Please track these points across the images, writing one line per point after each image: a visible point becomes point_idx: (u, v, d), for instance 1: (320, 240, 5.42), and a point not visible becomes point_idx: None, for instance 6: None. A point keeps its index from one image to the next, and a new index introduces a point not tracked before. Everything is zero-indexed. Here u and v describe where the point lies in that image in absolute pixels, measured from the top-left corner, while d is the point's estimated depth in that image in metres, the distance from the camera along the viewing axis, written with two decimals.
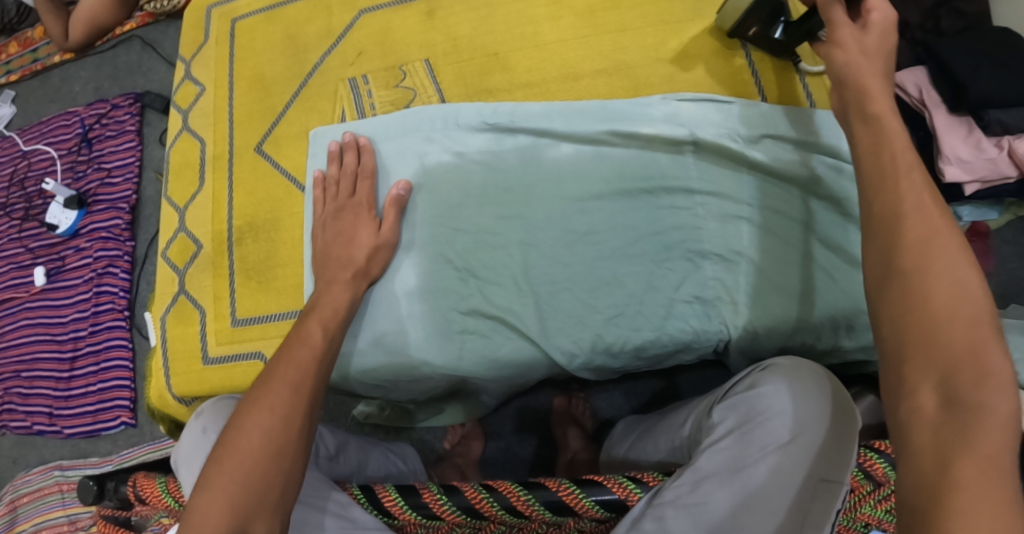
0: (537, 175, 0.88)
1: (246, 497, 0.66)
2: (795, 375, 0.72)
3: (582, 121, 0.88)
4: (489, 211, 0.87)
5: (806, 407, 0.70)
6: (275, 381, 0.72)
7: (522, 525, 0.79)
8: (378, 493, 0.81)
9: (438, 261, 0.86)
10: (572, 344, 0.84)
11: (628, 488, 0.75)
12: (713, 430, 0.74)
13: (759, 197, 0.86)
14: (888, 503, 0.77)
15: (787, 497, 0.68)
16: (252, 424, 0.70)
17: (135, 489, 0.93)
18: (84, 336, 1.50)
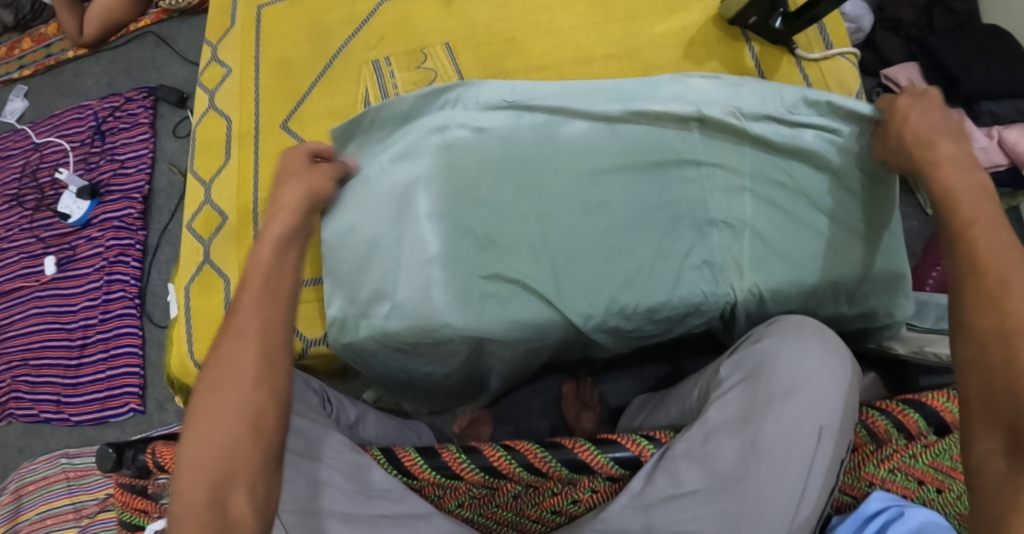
0: (551, 152, 0.92)
1: (220, 464, 0.70)
2: (801, 330, 0.74)
3: (591, 106, 0.92)
4: (499, 184, 0.90)
5: (808, 358, 0.72)
6: (233, 350, 0.75)
7: (539, 483, 0.81)
8: (398, 455, 0.83)
9: (448, 234, 0.89)
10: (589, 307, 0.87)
11: (641, 444, 0.78)
12: (721, 386, 0.76)
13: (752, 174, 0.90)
14: (890, 463, 0.80)
15: (790, 446, 0.69)
16: (223, 396, 0.73)
17: (154, 456, 0.94)
18: (94, 324, 1.52)
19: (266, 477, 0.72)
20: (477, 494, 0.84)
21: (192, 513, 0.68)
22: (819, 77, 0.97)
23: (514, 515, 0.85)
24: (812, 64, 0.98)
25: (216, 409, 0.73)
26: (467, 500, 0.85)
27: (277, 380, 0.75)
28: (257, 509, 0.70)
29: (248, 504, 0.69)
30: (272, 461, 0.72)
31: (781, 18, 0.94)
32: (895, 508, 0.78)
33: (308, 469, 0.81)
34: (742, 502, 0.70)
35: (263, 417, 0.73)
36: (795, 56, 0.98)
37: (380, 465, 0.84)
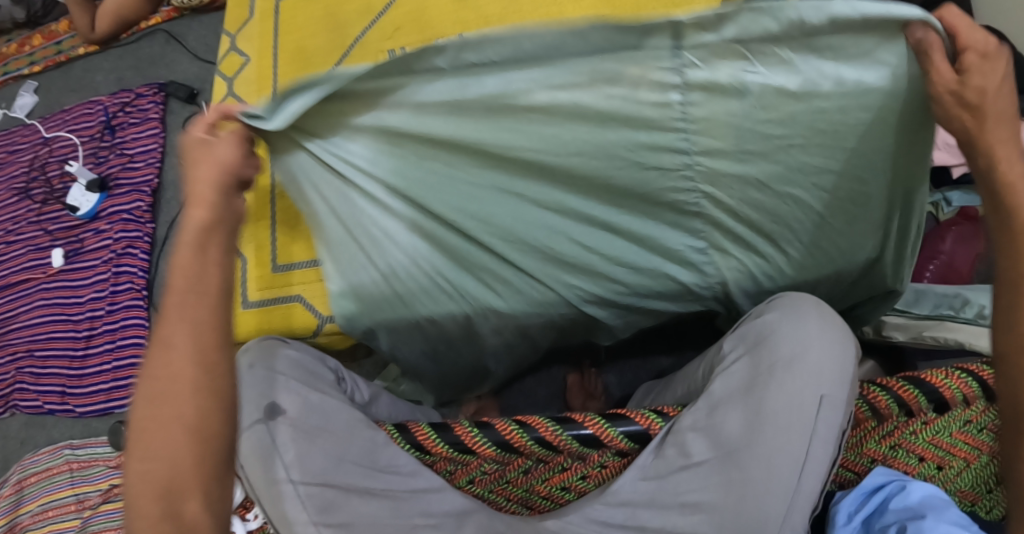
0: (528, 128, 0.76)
1: (174, 473, 0.65)
2: (802, 303, 0.76)
3: (561, 68, 0.71)
4: (480, 173, 0.79)
5: (807, 329, 0.74)
6: (171, 348, 0.67)
7: (549, 458, 0.83)
8: (413, 431, 0.86)
9: (432, 233, 0.84)
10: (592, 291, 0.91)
11: (650, 419, 0.81)
12: (726, 359, 0.79)
13: (773, 144, 0.78)
14: (892, 439, 0.82)
15: (790, 416, 0.71)
16: (168, 402, 0.66)
17: None
18: (101, 315, 1.53)
19: (218, 476, 0.68)
20: (488, 470, 0.85)
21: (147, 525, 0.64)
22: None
23: (524, 492, 0.86)
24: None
25: (147, 418, 0.66)
26: (479, 476, 0.86)
27: (218, 372, 0.68)
28: (209, 512, 0.66)
29: (202, 506, 0.66)
30: (224, 457, 0.68)
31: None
32: (897, 483, 0.80)
33: (325, 444, 0.81)
34: (746, 470, 0.71)
35: (207, 413, 0.67)
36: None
37: (395, 441, 0.86)
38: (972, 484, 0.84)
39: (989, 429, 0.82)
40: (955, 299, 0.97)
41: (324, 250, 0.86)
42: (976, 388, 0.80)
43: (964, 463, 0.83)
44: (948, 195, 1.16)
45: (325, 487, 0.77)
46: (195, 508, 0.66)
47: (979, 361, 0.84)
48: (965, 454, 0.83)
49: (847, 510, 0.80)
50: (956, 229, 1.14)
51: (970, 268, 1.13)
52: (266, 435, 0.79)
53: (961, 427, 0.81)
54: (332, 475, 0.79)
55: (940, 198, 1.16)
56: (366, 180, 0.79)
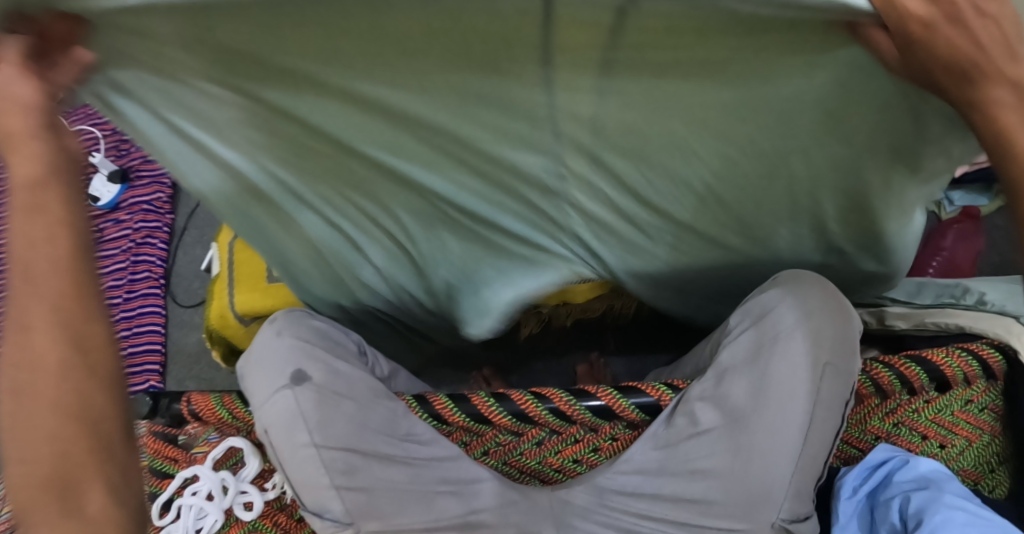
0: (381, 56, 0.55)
1: (53, 466, 0.54)
2: (805, 274, 0.78)
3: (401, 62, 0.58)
4: (336, 116, 0.65)
5: (809, 300, 0.76)
6: (31, 330, 0.55)
7: (563, 429, 0.86)
8: (432, 402, 0.86)
9: (296, 169, 0.74)
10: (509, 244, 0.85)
11: (660, 389, 0.83)
12: (731, 332, 0.81)
13: (655, 97, 0.60)
14: (895, 417, 0.85)
15: (796, 384, 0.73)
16: (29, 386, 0.55)
17: (189, 405, 0.97)
18: (117, 303, 1.56)
19: (125, 466, 0.58)
20: (502, 441, 0.87)
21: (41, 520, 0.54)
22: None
23: (537, 464, 0.87)
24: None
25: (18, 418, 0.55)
26: (493, 448, 0.87)
27: (98, 350, 0.57)
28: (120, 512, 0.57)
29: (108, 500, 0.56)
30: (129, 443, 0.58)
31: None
32: (899, 459, 0.82)
33: (350, 410, 0.80)
34: (754, 434, 0.74)
35: (94, 397, 0.57)
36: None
37: (414, 412, 0.86)
38: (975, 464, 0.86)
39: (989, 408, 0.86)
40: (955, 289, 1.01)
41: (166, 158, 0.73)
42: (977, 367, 0.84)
43: (966, 442, 0.85)
44: (951, 195, 1.20)
45: (350, 454, 0.78)
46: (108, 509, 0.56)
47: (982, 342, 0.87)
48: (966, 433, 0.85)
49: (851, 484, 0.82)
50: (958, 227, 1.18)
51: (971, 265, 1.16)
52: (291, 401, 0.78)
53: (962, 405, 0.85)
54: (357, 441, 0.79)
55: (942, 197, 1.20)
56: (223, 116, 0.67)
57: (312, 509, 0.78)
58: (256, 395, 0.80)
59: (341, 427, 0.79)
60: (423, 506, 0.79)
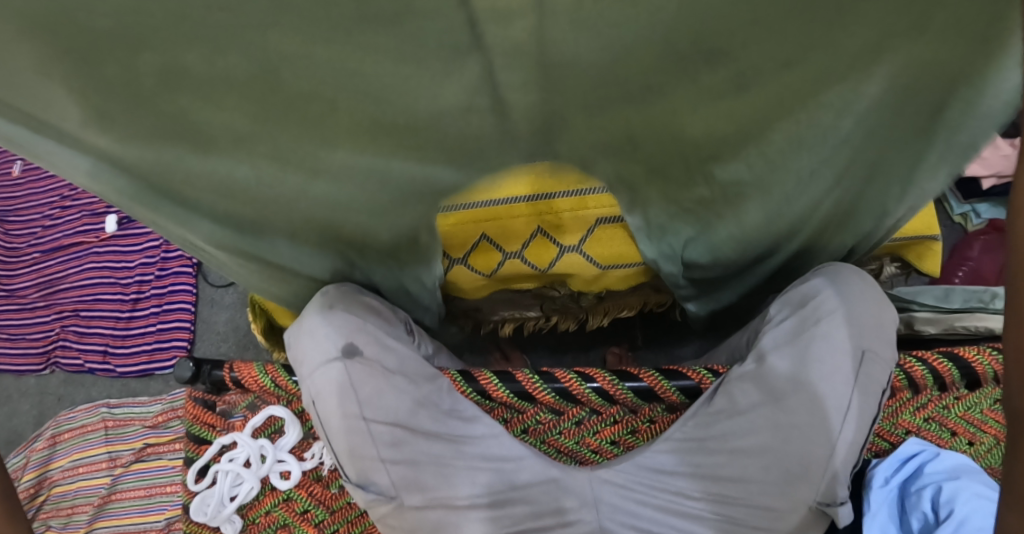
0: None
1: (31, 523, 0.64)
2: (844, 264, 0.80)
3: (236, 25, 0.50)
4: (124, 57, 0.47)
5: (848, 287, 0.77)
6: None
7: (603, 409, 0.88)
8: (478, 379, 0.88)
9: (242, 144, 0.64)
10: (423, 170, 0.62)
11: (702, 373, 0.86)
12: (772, 320, 0.82)
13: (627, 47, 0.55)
14: (925, 412, 0.88)
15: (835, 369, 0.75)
16: None
17: (232, 373, 0.96)
18: (149, 280, 1.60)
19: None
20: (543, 420, 0.90)
21: None
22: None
23: (575, 445, 0.89)
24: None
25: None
26: (532, 426, 0.89)
27: None
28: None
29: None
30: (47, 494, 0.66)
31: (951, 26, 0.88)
32: (931, 452, 0.84)
33: (398, 383, 0.81)
34: (793, 415, 0.76)
35: None
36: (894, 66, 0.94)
37: (460, 388, 0.87)
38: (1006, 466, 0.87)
39: None
40: (983, 293, 1.04)
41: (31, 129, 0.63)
42: None
43: (994, 440, 0.88)
44: (977, 207, 1.24)
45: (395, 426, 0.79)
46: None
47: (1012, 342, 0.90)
48: (994, 431, 0.88)
49: (883, 474, 0.83)
50: (984, 238, 1.23)
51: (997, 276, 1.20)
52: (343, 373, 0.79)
53: (990, 404, 0.88)
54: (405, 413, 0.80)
55: (969, 210, 1.25)
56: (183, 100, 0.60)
57: (357, 480, 0.79)
58: (305, 364, 0.81)
59: (391, 398, 0.80)
60: (462, 481, 0.80)
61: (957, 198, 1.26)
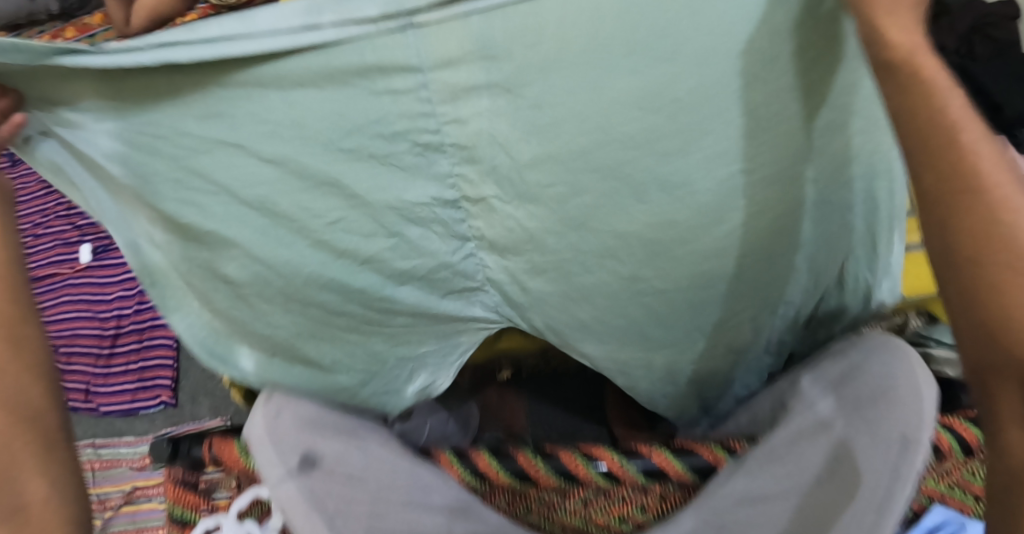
0: (283, 93, 0.75)
1: None
2: (892, 345, 0.75)
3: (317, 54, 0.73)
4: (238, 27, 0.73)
5: (892, 367, 0.72)
6: None
7: (611, 489, 0.81)
8: (474, 459, 0.83)
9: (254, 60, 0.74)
10: (405, 267, 0.88)
11: (716, 453, 0.80)
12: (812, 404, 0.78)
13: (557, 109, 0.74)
14: (949, 479, 0.84)
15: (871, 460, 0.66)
16: None
17: (212, 451, 0.91)
18: (128, 314, 1.53)
19: None
20: (545, 499, 0.83)
21: None
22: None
23: (581, 525, 0.82)
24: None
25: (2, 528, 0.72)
26: (536, 506, 0.84)
27: None
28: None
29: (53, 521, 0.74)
30: None
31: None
32: (954, 524, 0.84)
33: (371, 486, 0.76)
34: (819, 506, 0.69)
35: None
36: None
37: (457, 473, 0.83)
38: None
39: None
40: None
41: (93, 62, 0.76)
42: None
43: None
44: None
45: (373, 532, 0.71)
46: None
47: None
48: None
49: None
50: None
51: None
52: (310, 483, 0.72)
53: None
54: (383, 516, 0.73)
55: None
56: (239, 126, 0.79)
57: None
58: (267, 474, 0.73)
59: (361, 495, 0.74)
60: None
61: None
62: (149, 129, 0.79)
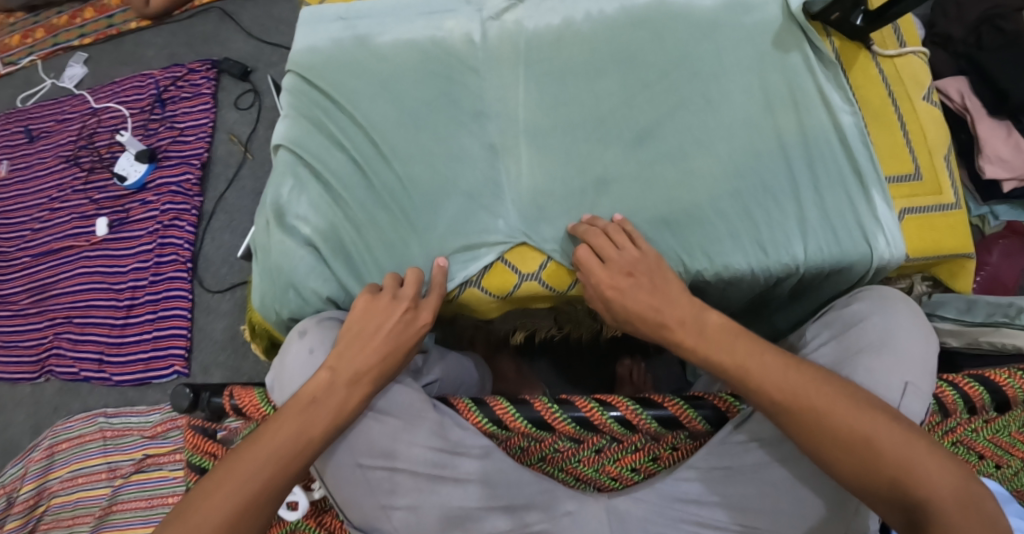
0: (377, 64, 0.95)
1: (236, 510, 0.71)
2: (890, 297, 0.78)
3: (410, 39, 0.95)
4: (378, 23, 0.98)
5: (896, 317, 0.76)
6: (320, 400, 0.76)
7: (623, 437, 0.82)
8: (493, 407, 0.82)
9: (365, 48, 0.96)
10: (444, 181, 0.88)
11: (729, 402, 0.81)
12: (810, 345, 0.80)
13: (585, 69, 0.90)
14: (954, 436, 0.84)
15: (870, 372, 0.74)
16: (302, 417, 0.75)
17: (231, 399, 0.95)
18: (143, 286, 1.54)
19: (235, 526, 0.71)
20: (561, 448, 0.83)
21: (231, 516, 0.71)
22: (895, 72, 0.94)
23: (593, 472, 0.83)
24: (887, 61, 0.95)
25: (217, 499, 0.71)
26: (551, 455, 0.83)
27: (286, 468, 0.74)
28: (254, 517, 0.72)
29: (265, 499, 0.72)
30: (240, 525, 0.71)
31: (863, 17, 0.90)
32: None
33: (396, 429, 0.80)
34: None
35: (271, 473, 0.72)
36: (870, 51, 0.94)
37: (473, 419, 0.82)
38: (1012, 485, 0.88)
39: None
40: (1009, 308, 0.95)
41: (307, 23, 1.01)
42: None
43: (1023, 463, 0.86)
44: (995, 209, 1.23)
45: (398, 472, 0.80)
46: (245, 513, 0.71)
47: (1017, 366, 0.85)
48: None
49: None
50: (1003, 243, 1.28)
51: (1015, 281, 1.28)
52: (367, 426, 0.80)
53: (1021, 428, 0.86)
54: (439, 440, 0.80)
55: (987, 212, 1.24)
56: (352, 83, 0.94)
57: (360, 525, 0.81)
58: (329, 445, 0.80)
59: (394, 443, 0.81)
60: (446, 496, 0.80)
61: (975, 200, 1.24)
62: (320, 65, 0.97)
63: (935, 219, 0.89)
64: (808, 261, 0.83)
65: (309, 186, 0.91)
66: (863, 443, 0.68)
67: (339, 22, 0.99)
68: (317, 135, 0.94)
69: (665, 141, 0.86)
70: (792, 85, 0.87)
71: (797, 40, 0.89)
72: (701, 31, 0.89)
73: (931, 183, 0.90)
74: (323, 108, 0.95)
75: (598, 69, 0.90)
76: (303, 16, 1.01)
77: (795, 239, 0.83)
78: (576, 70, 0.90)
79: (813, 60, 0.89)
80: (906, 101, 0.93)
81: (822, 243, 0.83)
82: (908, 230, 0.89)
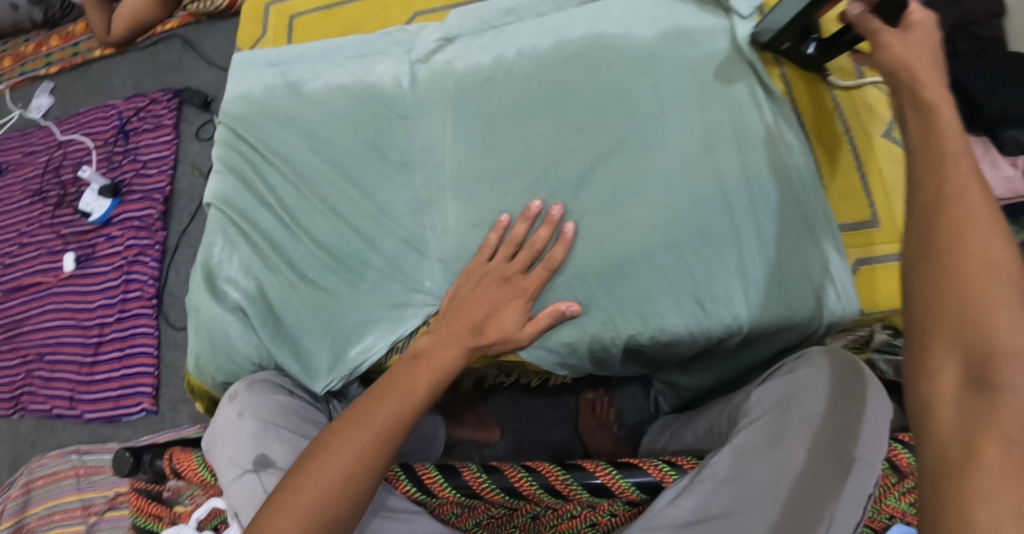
0: (306, 114, 0.91)
1: (333, 487, 0.68)
2: (836, 361, 0.76)
3: (340, 87, 0.92)
4: (308, 69, 0.95)
5: (840, 382, 0.73)
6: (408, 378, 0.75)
7: (557, 505, 0.79)
8: (421, 476, 0.81)
9: (294, 96, 0.93)
10: (373, 239, 0.86)
11: (663, 470, 0.77)
12: (753, 417, 0.77)
13: (517, 114, 0.86)
14: (913, 496, 0.75)
15: (813, 446, 0.70)
16: (387, 400, 0.73)
17: (171, 463, 0.93)
18: (110, 322, 1.52)
19: (336, 499, 0.68)
20: (494, 514, 0.82)
21: (327, 488, 0.68)
22: (851, 105, 0.89)
23: None
24: (843, 92, 0.90)
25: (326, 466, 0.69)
26: (485, 521, 0.82)
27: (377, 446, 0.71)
28: (344, 492, 0.68)
29: (350, 469, 0.69)
30: (342, 497, 0.68)
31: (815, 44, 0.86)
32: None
33: None
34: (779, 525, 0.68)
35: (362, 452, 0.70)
36: (826, 83, 0.89)
37: (400, 486, 0.82)
38: None
39: None
40: None
41: (239, 70, 0.98)
42: None
43: None
44: None
45: None
46: (336, 483, 0.68)
47: None
48: None
49: None
50: None
51: None
52: None
53: None
54: None
55: None
56: (282, 133, 0.91)
57: None
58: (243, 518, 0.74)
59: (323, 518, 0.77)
60: None
61: None
62: (251, 116, 0.94)
63: (893, 269, 0.85)
64: (749, 316, 0.79)
65: (239, 246, 0.89)
66: (1005, 347, 0.52)
67: (269, 69, 0.96)
68: (245, 193, 0.91)
69: (597, 191, 0.82)
70: (735, 125, 0.82)
71: (744, 72, 0.84)
72: (637, 71, 0.85)
73: (889, 230, 0.86)
74: (252, 162, 0.92)
75: (529, 113, 0.86)
76: (235, 61, 0.98)
77: (737, 293, 0.79)
78: (507, 116, 0.86)
79: (760, 94, 0.84)
80: (863, 136, 0.89)
81: (767, 298, 0.79)
82: (861, 282, 0.86)
